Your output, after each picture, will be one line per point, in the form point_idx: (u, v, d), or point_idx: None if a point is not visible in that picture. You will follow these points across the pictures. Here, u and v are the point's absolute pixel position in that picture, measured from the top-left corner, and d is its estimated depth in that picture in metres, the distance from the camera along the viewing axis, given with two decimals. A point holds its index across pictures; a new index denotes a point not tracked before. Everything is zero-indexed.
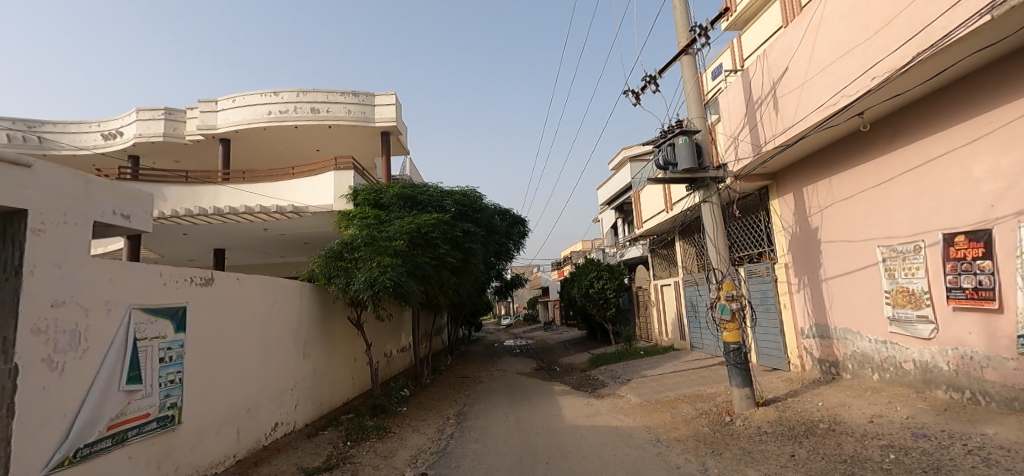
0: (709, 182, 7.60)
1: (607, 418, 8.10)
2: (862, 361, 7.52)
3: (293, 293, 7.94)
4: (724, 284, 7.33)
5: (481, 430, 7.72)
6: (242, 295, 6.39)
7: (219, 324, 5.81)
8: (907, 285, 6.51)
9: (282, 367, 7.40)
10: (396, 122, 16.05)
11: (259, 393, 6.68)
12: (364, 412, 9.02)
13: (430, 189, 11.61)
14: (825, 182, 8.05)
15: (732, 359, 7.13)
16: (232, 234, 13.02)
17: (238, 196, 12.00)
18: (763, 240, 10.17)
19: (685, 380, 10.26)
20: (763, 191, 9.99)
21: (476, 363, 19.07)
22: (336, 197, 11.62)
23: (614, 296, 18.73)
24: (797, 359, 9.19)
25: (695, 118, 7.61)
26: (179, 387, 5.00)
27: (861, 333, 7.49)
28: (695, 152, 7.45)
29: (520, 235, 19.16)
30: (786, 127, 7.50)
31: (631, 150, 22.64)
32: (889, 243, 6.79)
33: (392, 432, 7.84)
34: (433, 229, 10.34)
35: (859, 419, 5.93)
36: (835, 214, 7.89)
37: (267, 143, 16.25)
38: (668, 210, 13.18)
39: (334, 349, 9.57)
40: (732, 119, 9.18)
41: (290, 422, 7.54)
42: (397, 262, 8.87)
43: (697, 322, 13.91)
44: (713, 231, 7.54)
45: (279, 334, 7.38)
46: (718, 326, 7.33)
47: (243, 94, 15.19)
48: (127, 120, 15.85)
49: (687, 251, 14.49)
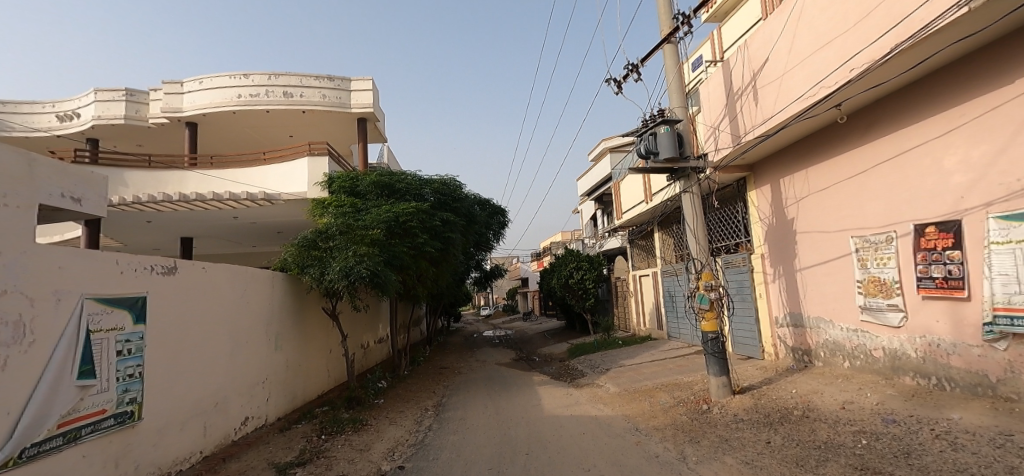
0: (690, 172, 7.58)
1: (586, 408, 8.08)
2: (833, 349, 7.68)
3: (264, 283, 7.66)
4: (703, 274, 7.36)
5: (459, 421, 7.62)
6: (208, 285, 6.10)
7: (184, 315, 5.54)
8: (879, 274, 6.63)
9: (253, 359, 7.15)
10: (373, 109, 15.68)
11: (228, 387, 6.43)
12: (339, 404, 8.82)
13: (408, 177, 11.36)
14: (801, 174, 8.12)
15: (709, 348, 7.18)
16: (200, 221, 12.53)
17: (205, 182, 11.54)
18: (741, 230, 10.28)
19: (663, 369, 10.34)
20: (740, 182, 10.07)
21: (454, 353, 18.94)
22: (310, 184, 11.27)
23: (593, 287, 18.82)
24: (771, 347, 9.35)
25: (678, 107, 7.59)
26: (139, 382, 4.74)
27: (833, 322, 7.64)
28: (676, 141, 7.41)
29: (499, 225, 19.05)
30: (765, 117, 7.53)
31: (609, 140, 23.17)
32: (862, 234, 6.90)
33: (368, 424, 7.68)
34: (412, 218, 10.11)
35: (832, 406, 6.03)
36: (810, 205, 7.99)
37: (237, 128, 15.68)
38: (647, 201, 13.24)
39: (307, 341, 9.32)
40: (712, 110, 9.19)
41: (261, 416, 7.31)
42: (373, 251, 8.65)
43: (674, 311, 14.06)
44: (693, 221, 7.55)
45: (249, 326, 7.11)
46: (697, 315, 7.37)
47: (211, 76, 14.59)
48: (85, 101, 15.07)
49: (665, 242, 14.59)
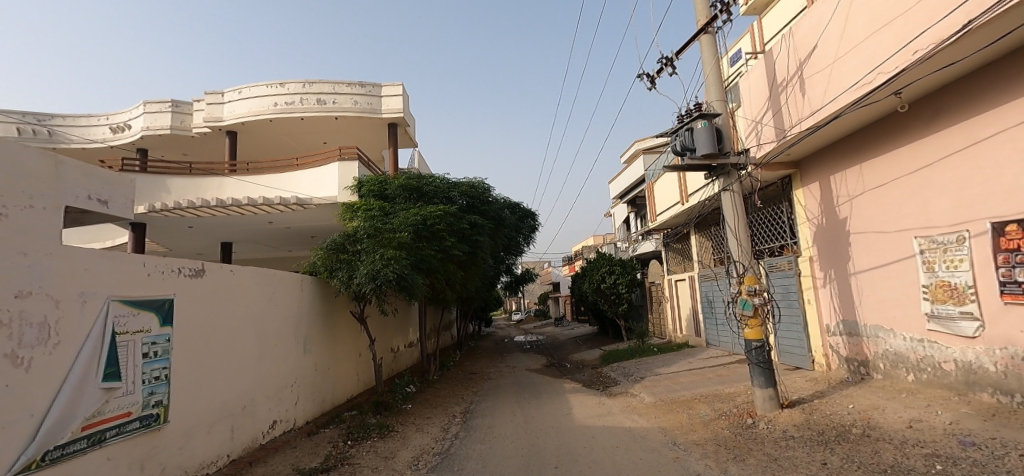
0: (731, 169, 7.09)
1: (620, 419, 7.68)
2: (895, 360, 7.04)
3: (293, 286, 7.63)
4: (746, 278, 6.87)
5: (488, 430, 7.37)
6: (236, 287, 6.07)
7: (211, 317, 5.50)
8: (949, 279, 6.02)
9: (281, 362, 7.09)
10: (403, 114, 15.72)
11: (256, 390, 6.36)
12: (367, 409, 8.73)
13: (436, 180, 11.25)
14: (855, 169, 7.51)
15: (753, 358, 6.69)
16: (237, 226, 12.81)
17: (242, 188, 11.76)
18: (786, 232, 9.67)
19: (702, 379, 9.80)
20: (785, 180, 9.47)
21: (485, 359, 18.72)
22: (341, 189, 11.31)
23: (627, 292, 18.28)
24: (822, 358, 8.70)
25: (716, 101, 7.13)
26: (165, 384, 4.67)
27: (895, 331, 7.00)
28: (715, 136, 6.93)
29: (530, 229, 18.77)
30: (814, 108, 6.98)
31: (643, 141, 22.58)
32: (928, 234, 6.30)
33: (395, 431, 7.53)
34: (439, 221, 9.98)
35: (897, 424, 5.47)
36: (867, 203, 7.37)
37: (273, 136, 16.03)
38: (683, 202, 12.69)
39: (337, 345, 9.28)
40: (754, 103, 8.65)
41: (289, 419, 7.24)
42: (401, 254, 8.53)
43: (713, 318, 13.41)
44: (735, 221, 7.06)
45: (277, 329, 7.06)
46: (739, 322, 6.87)
47: (249, 85, 14.96)
48: (135, 113, 15.74)
49: (703, 245, 13.96)
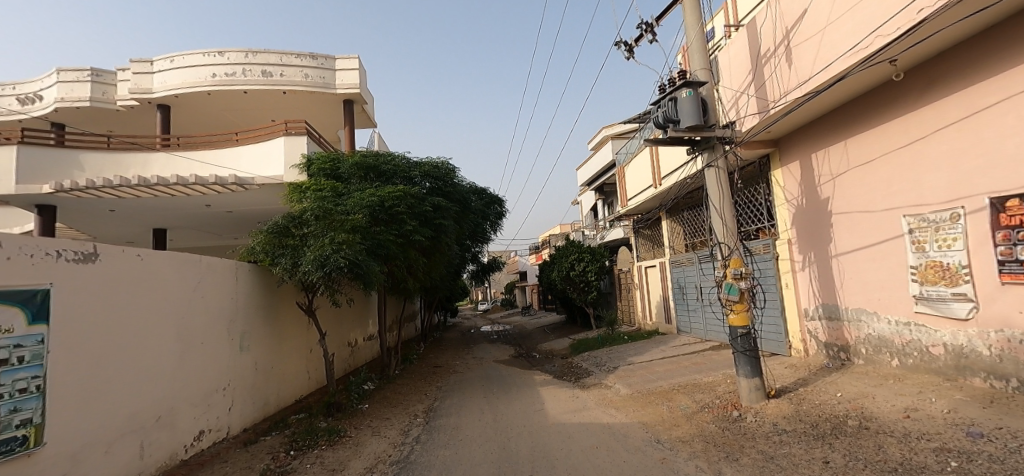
0: (716, 142, 6.56)
1: (596, 414, 7.11)
2: (878, 345, 6.75)
3: (224, 274, 6.62)
4: (731, 261, 6.38)
5: (452, 432, 6.65)
6: (148, 275, 5.11)
7: (111, 312, 4.56)
8: (940, 259, 5.69)
9: (210, 363, 6.13)
10: (360, 90, 14.63)
11: (177, 397, 5.41)
12: (317, 411, 7.85)
13: (395, 158, 10.30)
14: (839, 145, 7.15)
15: (739, 345, 6.24)
16: (170, 210, 11.52)
17: (171, 165, 10.66)
18: (763, 215, 9.35)
19: (677, 368, 9.39)
20: (763, 160, 9.10)
21: (449, 351, 17.98)
22: (287, 167, 10.22)
23: (596, 279, 17.86)
24: (799, 343, 8.41)
25: (701, 69, 6.56)
26: (37, 398, 3.76)
27: (878, 315, 6.71)
28: (701, 107, 6.39)
29: (496, 216, 18.02)
30: (802, 79, 6.52)
31: (611, 127, 22.23)
32: (918, 212, 5.96)
33: (347, 436, 6.70)
34: (398, 202, 9.12)
35: (893, 414, 5.08)
36: (850, 182, 7.02)
37: (213, 111, 14.64)
38: (656, 186, 12.27)
39: (282, 340, 8.31)
40: (736, 77, 8.16)
41: (221, 428, 6.28)
42: (354, 238, 7.65)
43: (685, 304, 13.12)
44: (719, 200, 6.56)
45: (206, 324, 6.10)
46: (724, 308, 6.40)
47: (183, 54, 13.53)
48: (47, 82, 14.04)
49: (675, 230, 13.64)
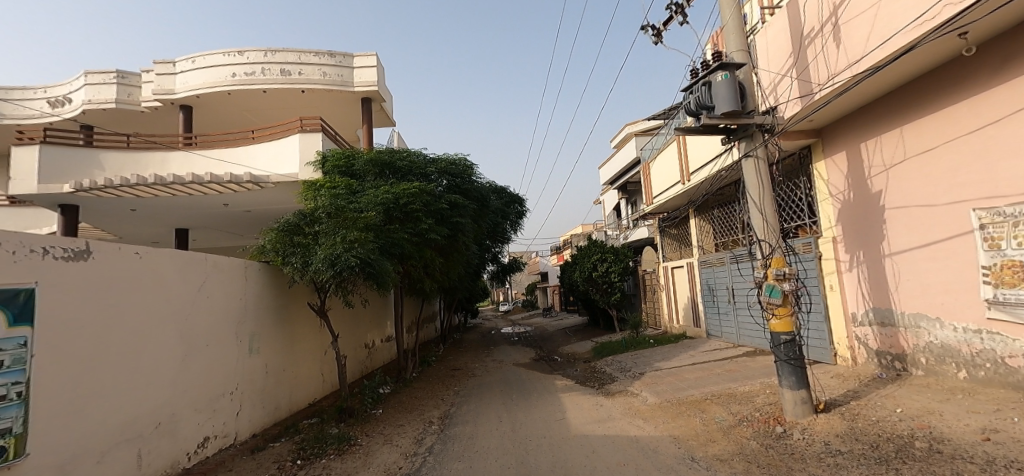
0: (756, 130, 5.97)
1: (622, 425, 6.60)
2: (940, 354, 6.06)
3: (231, 274, 6.35)
4: (773, 260, 5.79)
5: (468, 442, 6.24)
6: (147, 275, 4.84)
7: (106, 313, 4.31)
8: (1019, 258, 5.00)
9: (216, 366, 5.86)
10: (378, 87, 14.42)
11: (178, 403, 5.14)
12: (330, 416, 7.55)
13: (411, 155, 9.97)
14: (895, 132, 6.48)
15: (782, 354, 5.65)
16: (189, 209, 11.47)
17: (190, 163, 10.43)
18: (804, 211, 8.66)
19: (709, 375, 8.78)
20: (805, 152, 8.42)
21: (469, 353, 17.61)
22: (303, 165, 9.99)
23: (620, 280, 17.25)
24: (846, 351, 7.72)
25: (737, 51, 5.99)
26: (18, 405, 3.49)
27: (941, 320, 6.02)
28: (738, 92, 5.82)
29: (517, 215, 17.58)
30: (852, 59, 5.89)
31: (635, 124, 21.60)
32: (992, 205, 5.27)
33: (358, 445, 6.36)
34: (414, 200, 8.76)
35: (968, 436, 4.44)
36: (908, 173, 6.34)
37: (234, 111, 14.64)
38: (684, 182, 11.66)
39: (294, 342, 8.04)
40: (776, 62, 7.54)
41: (228, 435, 6.01)
42: (367, 237, 7.31)
43: (715, 307, 12.46)
44: (759, 193, 5.97)
45: (212, 325, 5.83)
46: (765, 312, 5.81)
47: (204, 54, 13.53)
48: (75, 85, 14.25)
49: (704, 229, 12.98)
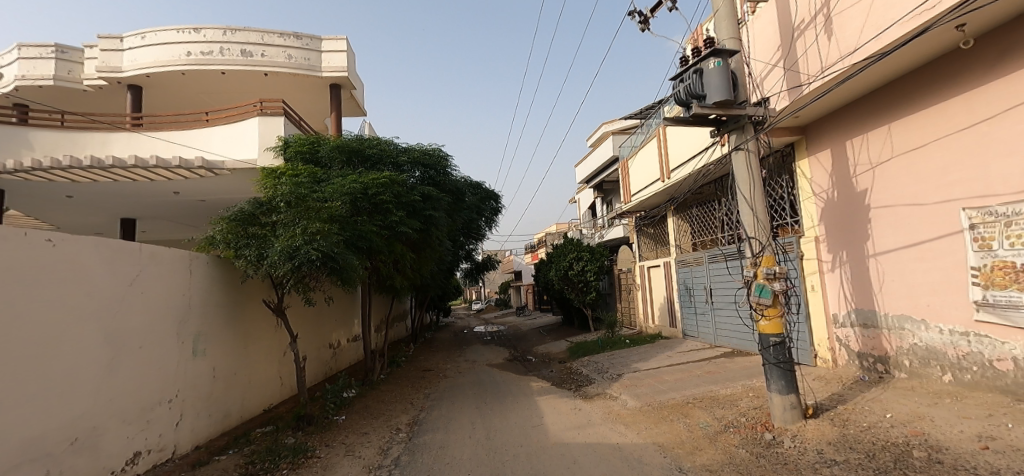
0: (747, 122, 5.71)
1: (602, 431, 6.23)
2: (925, 357, 5.91)
3: (172, 268, 5.69)
4: (764, 259, 5.52)
5: (437, 453, 5.74)
6: (62, 265, 4.20)
7: (6, 308, 3.67)
8: (1011, 259, 4.85)
9: (151, 371, 5.21)
10: (348, 73, 13.70)
11: (101, 415, 4.50)
12: (286, 423, 6.93)
13: (382, 143, 9.36)
14: (883, 129, 6.32)
15: (771, 356, 5.39)
16: (134, 197, 10.57)
17: (135, 146, 9.57)
18: (786, 210, 8.51)
19: (688, 377, 8.55)
20: (788, 149, 8.27)
21: (441, 353, 17.06)
22: (262, 150, 9.28)
23: (595, 279, 17.01)
24: (827, 353, 7.58)
25: (729, 38, 5.69)
26: None
27: (926, 322, 5.88)
28: (730, 80, 5.53)
29: (491, 211, 17.12)
30: (845, 52, 5.68)
31: (612, 123, 21.46)
32: (983, 204, 5.12)
33: (316, 457, 5.78)
34: (384, 190, 8.18)
35: (966, 444, 4.23)
36: (895, 171, 6.19)
37: (189, 93, 13.68)
38: (664, 179, 11.44)
39: (247, 342, 7.38)
40: (764, 55, 7.31)
41: (165, 448, 5.35)
42: (331, 228, 6.73)
43: (691, 307, 12.31)
44: (750, 188, 5.69)
45: (147, 325, 5.18)
46: (754, 313, 5.54)
47: (156, 30, 12.58)
48: (9, 59, 13.06)
49: (682, 228, 12.81)
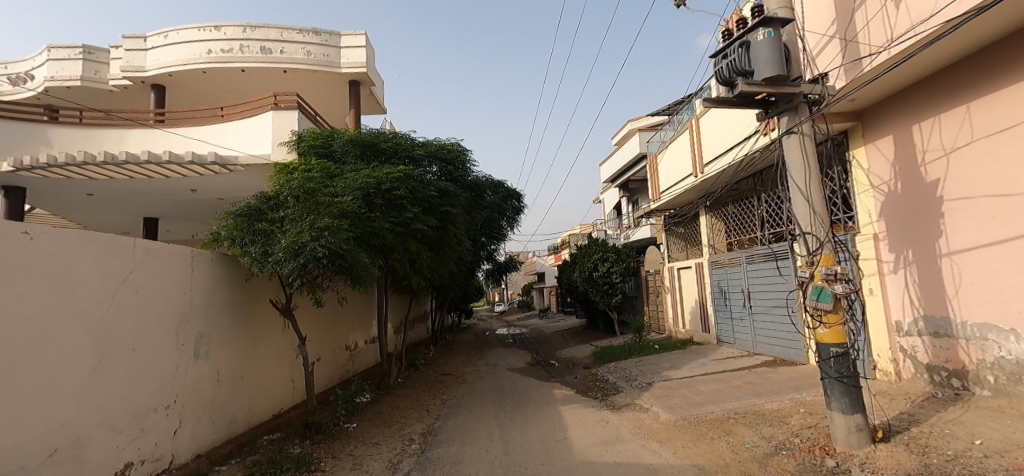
0: (801, 101, 5.01)
1: (634, 449, 5.59)
2: (1016, 373, 5.08)
3: (171, 264, 5.34)
4: (823, 258, 4.78)
5: (450, 469, 5.20)
6: (42, 260, 3.84)
7: None
8: None
9: (147, 376, 4.86)
10: (367, 69, 13.39)
11: (86, 423, 4.13)
12: (295, 431, 6.53)
13: (399, 136, 8.94)
14: (960, 109, 5.52)
15: (832, 370, 4.67)
16: (153, 195, 10.46)
17: (150, 143, 9.42)
18: (837, 206, 7.70)
19: (727, 388, 7.82)
20: (840, 138, 7.47)
21: (461, 356, 16.62)
22: (276, 146, 8.99)
23: (622, 281, 16.26)
24: (888, 365, 6.76)
25: (781, 7, 5.00)
26: None
27: (1017, 333, 5.06)
28: (783, 54, 4.84)
29: (514, 211, 16.59)
30: (916, 21, 4.94)
31: (638, 120, 20.71)
32: None
33: (320, 470, 5.32)
34: (399, 185, 7.73)
35: None
36: (975, 157, 5.39)
37: (211, 91, 13.62)
38: (697, 175, 10.72)
39: (255, 343, 7.02)
40: (817, 31, 6.57)
41: (162, 457, 4.98)
42: (341, 224, 6.29)
43: (726, 311, 11.51)
44: (805, 177, 4.96)
45: (142, 326, 4.83)
46: (811, 319, 4.83)
47: (177, 29, 12.49)
48: (39, 61, 13.23)
49: (716, 227, 12.02)
